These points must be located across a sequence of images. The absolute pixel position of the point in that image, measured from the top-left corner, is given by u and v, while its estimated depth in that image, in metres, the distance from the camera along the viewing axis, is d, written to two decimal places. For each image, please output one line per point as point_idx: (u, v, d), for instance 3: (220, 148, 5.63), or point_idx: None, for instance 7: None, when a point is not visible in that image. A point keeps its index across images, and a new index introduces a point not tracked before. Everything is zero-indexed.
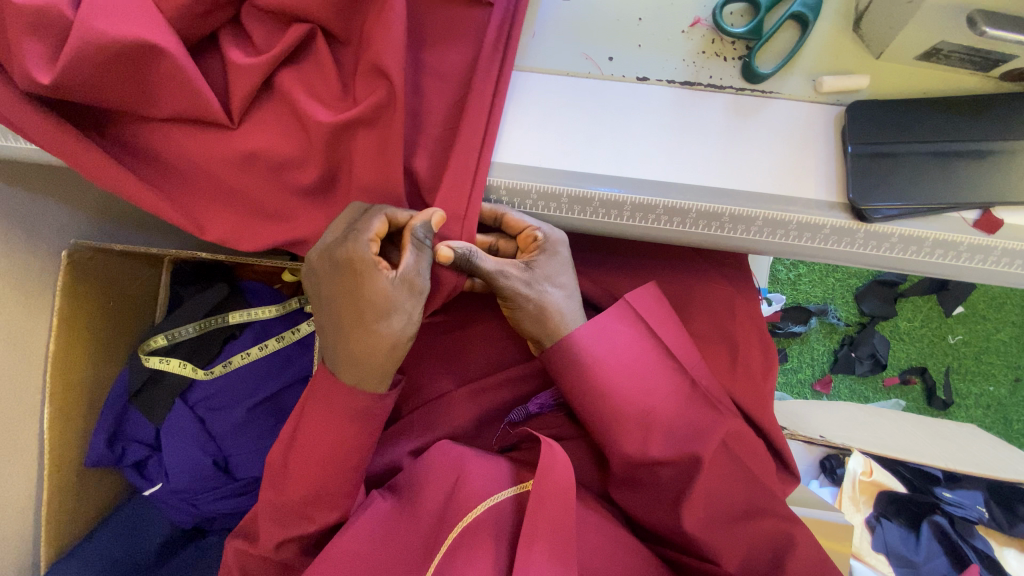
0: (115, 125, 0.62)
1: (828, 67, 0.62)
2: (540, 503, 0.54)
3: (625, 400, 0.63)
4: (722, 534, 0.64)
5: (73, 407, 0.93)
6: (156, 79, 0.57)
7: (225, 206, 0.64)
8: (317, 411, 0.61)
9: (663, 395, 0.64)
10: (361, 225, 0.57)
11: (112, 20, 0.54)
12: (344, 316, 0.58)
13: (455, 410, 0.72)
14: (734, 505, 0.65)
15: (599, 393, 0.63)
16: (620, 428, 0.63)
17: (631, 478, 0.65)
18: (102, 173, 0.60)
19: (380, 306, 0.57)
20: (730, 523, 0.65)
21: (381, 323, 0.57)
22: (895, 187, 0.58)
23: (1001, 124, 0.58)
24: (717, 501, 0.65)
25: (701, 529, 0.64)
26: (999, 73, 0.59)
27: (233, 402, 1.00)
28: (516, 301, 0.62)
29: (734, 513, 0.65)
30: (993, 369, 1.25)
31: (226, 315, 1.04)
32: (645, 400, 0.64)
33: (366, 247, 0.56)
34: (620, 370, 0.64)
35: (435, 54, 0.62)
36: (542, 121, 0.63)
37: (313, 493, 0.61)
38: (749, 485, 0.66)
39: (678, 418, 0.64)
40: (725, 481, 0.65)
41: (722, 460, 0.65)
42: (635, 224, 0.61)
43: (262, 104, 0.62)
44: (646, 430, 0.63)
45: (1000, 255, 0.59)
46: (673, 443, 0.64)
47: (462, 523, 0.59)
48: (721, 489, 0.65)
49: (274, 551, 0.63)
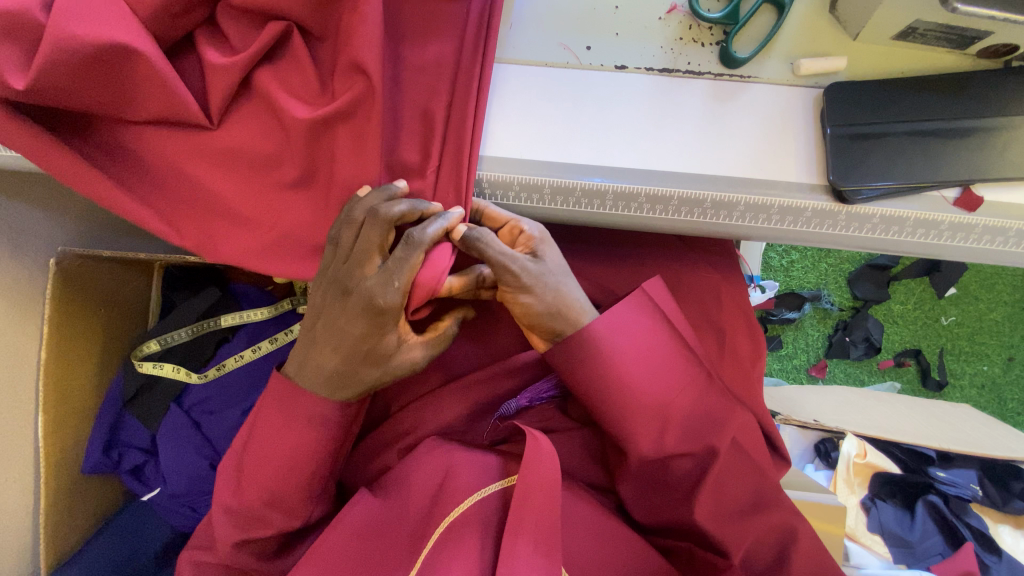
0: (95, 129, 0.62)
1: (806, 50, 0.62)
2: (526, 495, 0.55)
3: (634, 392, 0.63)
4: (723, 523, 0.64)
5: (69, 414, 0.94)
6: (132, 81, 0.57)
7: (208, 208, 0.64)
8: (271, 417, 0.62)
9: (676, 388, 0.64)
10: (403, 249, 0.53)
11: (86, 23, 0.54)
12: (345, 324, 0.56)
13: (444, 406, 0.71)
14: (726, 493, 0.65)
15: (615, 387, 0.62)
16: (635, 421, 0.63)
17: (635, 471, 0.65)
18: (83, 178, 0.60)
19: (386, 352, 0.57)
20: (728, 509, 0.65)
21: (377, 348, 0.57)
22: (875, 167, 0.57)
23: (980, 102, 0.58)
24: (707, 490, 0.64)
25: (703, 516, 0.63)
26: (976, 50, 0.59)
27: (228, 405, 1.00)
28: (532, 294, 0.59)
29: (730, 500, 0.65)
30: (986, 349, 1.25)
31: (219, 318, 1.04)
32: (650, 390, 0.63)
33: (399, 279, 0.53)
34: (617, 358, 0.63)
35: (413, 48, 0.62)
36: (523, 113, 0.63)
37: (268, 495, 0.62)
38: (738, 471, 0.66)
39: (675, 402, 0.64)
40: (723, 467, 0.65)
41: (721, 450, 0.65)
42: (617, 213, 0.61)
43: (243, 104, 0.62)
44: (657, 421, 0.63)
45: (981, 232, 0.59)
46: (678, 430, 0.64)
47: (453, 514, 0.59)
48: (717, 477, 0.65)
49: (231, 552, 0.63)
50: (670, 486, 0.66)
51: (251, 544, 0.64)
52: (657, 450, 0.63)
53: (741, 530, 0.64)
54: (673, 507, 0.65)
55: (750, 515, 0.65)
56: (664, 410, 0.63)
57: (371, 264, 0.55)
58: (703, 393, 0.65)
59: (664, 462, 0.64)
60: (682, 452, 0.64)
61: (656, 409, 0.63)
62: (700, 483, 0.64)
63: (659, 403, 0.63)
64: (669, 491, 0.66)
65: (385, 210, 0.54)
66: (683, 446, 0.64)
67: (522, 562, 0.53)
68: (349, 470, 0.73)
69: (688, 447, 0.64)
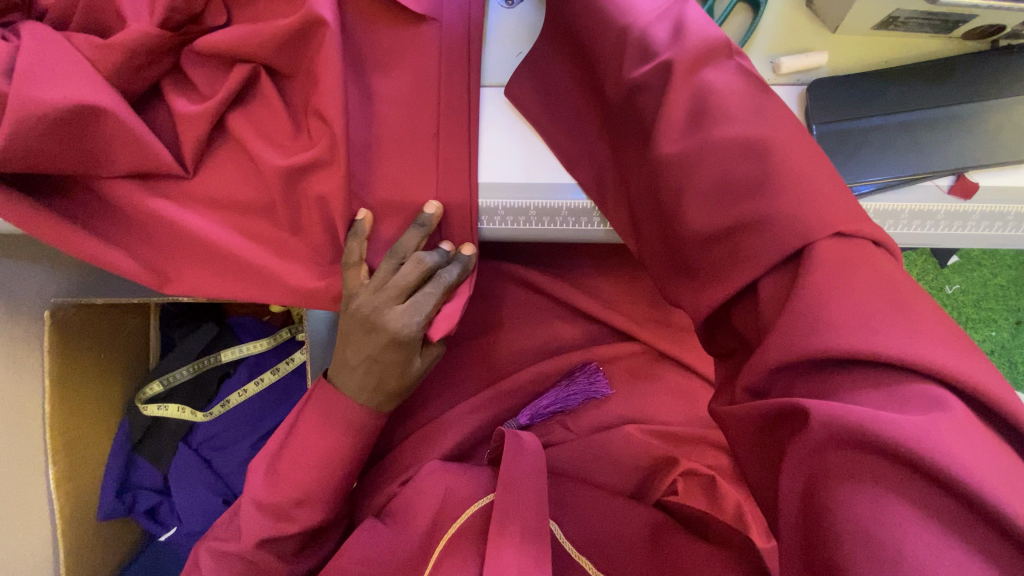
0: (73, 186, 0.62)
1: (785, 48, 0.61)
2: (515, 498, 0.58)
3: (656, 122, 0.53)
4: (808, 300, 0.45)
5: (80, 462, 0.95)
6: (103, 140, 0.57)
7: (188, 255, 0.63)
8: (312, 413, 0.65)
9: (654, 19, 0.55)
10: (432, 287, 0.59)
11: (49, 87, 0.54)
12: (372, 354, 0.60)
13: (444, 435, 0.70)
14: (785, 277, 0.49)
15: (624, 90, 0.55)
16: (675, 164, 0.52)
17: (653, 187, 0.55)
18: (63, 238, 0.59)
19: (406, 377, 0.62)
20: (822, 289, 0.45)
21: (402, 375, 0.62)
22: (864, 162, 0.56)
23: (969, 86, 0.56)
24: (739, 238, 0.50)
25: (762, 297, 0.49)
26: (960, 33, 0.58)
27: (235, 440, 1.03)
28: None
29: (801, 318, 0.45)
30: (994, 314, 1.23)
31: (219, 354, 1.06)
32: (667, 61, 0.52)
33: (425, 314, 0.58)
34: (615, 47, 0.55)
35: (381, 80, 0.61)
36: (498, 137, 0.63)
37: (300, 488, 0.63)
38: (768, 172, 0.49)
39: (700, 92, 0.52)
40: (789, 223, 0.48)
41: (788, 140, 0.50)
42: (600, 230, 0.64)
43: (217, 152, 0.62)
44: (697, 159, 0.51)
45: (979, 219, 0.57)
46: (716, 181, 0.50)
47: (447, 534, 0.61)
48: (784, 198, 0.48)
49: (254, 548, 0.63)
50: (716, 269, 0.52)
51: (275, 542, 0.64)
52: (699, 213, 0.51)
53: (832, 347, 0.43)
54: (705, 285, 0.53)
55: (879, 395, 0.42)
56: (689, 108, 0.52)
57: (398, 302, 0.59)
58: (761, 105, 0.51)
59: (707, 229, 0.51)
60: (722, 206, 0.50)
61: (689, 133, 0.52)
62: (763, 250, 0.49)
63: (674, 92, 0.52)
64: (712, 278, 0.52)
65: (417, 255, 0.59)
66: (718, 202, 0.50)
67: (509, 560, 0.55)
68: (359, 508, 0.72)
69: (732, 195, 0.50)
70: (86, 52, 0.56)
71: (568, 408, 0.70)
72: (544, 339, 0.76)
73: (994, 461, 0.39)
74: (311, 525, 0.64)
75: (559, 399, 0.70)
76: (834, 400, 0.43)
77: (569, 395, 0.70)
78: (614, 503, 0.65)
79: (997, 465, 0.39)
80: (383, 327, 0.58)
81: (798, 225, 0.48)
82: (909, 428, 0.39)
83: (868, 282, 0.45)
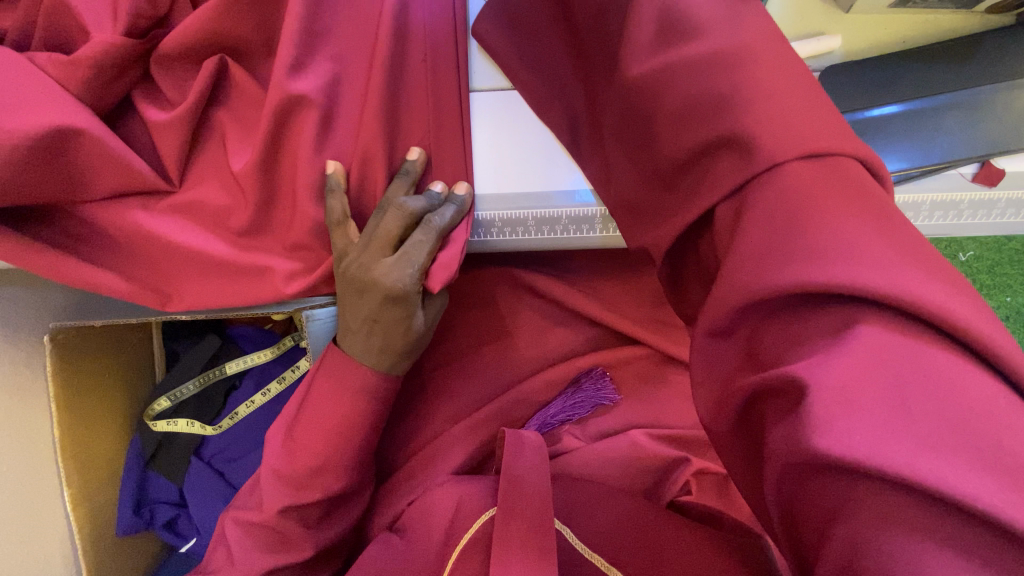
0: (51, 213, 0.60)
1: (795, 33, 0.57)
2: (526, 497, 0.57)
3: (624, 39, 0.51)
4: (779, 219, 0.42)
5: (96, 479, 0.95)
6: (80, 163, 0.55)
7: (178, 272, 0.61)
8: (309, 427, 0.63)
9: None
10: (421, 232, 0.56)
11: (18, 113, 0.52)
12: (369, 312, 0.58)
13: (451, 447, 0.69)
14: (725, 185, 0.46)
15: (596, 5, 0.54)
16: (643, 85, 0.50)
17: (631, 114, 0.53)
18: (47, 265, 0.57)
19: (412, 331, 0.60)
20: (780, 198, 0.42)
21: (406, 330, 0.60)
22: (885, 155, 0.52)
23: (999, 65, 0.53)
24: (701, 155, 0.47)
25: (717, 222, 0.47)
26: (984, 7, 0.54)
27: (245, 452, 1.03)
28: None
29: (756, 242, 0.43)
30: (1010, 280, 1.20)
31: (223, 367, 1.05)
32: None
33: (419, 264, 0.56)
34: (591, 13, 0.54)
35: (362, 82, 0.60)
36: (494, 139, 0.61)
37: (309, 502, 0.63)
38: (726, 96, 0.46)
39: None
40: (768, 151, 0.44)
41: (763, 50, 0.47)
42: (590, 237, 0.62)
43: (199, 165, 0.61)
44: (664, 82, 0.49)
45: (1005, 206, 0.54)
46: (682, 101, 0.48)
47: (459, 545, 0.59)
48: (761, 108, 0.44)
49: (277, 518, 0.63)
50: (681, 200, 0.50)
51: (298, 510, 0.64)
52: (670, 137, 0.49)
53: (819, 273, 0.38)
54: (669, 211, 0.51)
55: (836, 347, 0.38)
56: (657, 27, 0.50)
57: (388, 254, 0.56)
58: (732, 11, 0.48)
59: (676, 153, 0.49)
60: (684, 125, 0.48)
61: (657, 52, 0.50)
62: (727, 176, 0.46)
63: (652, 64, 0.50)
64: (676, 208, 0.50)
65: (399, 201, 0.56)
66: (678, 125, 0.48)
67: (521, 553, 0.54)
68: (370, 521, 0.71)
69: (692, 115, 0.47)
70: (53, 71, 0.54)
71: (577, 416, 0.70)
72: (549, 342, 0.74)
73: (962, 431, 0.34)
74: (332, 492, 0.63)
75: (566, 407, 0.69)
76: (800, 350, 0.40)
77: (577, 402, 0.69)
78: (629, 501, 0.63)
79: (953, 433, 0.34)
80: (377, 280, 0.56)
81: (764, 143, 0.44)
82: (828, 393, 0.36)
83: (848, 206, 0.41)
